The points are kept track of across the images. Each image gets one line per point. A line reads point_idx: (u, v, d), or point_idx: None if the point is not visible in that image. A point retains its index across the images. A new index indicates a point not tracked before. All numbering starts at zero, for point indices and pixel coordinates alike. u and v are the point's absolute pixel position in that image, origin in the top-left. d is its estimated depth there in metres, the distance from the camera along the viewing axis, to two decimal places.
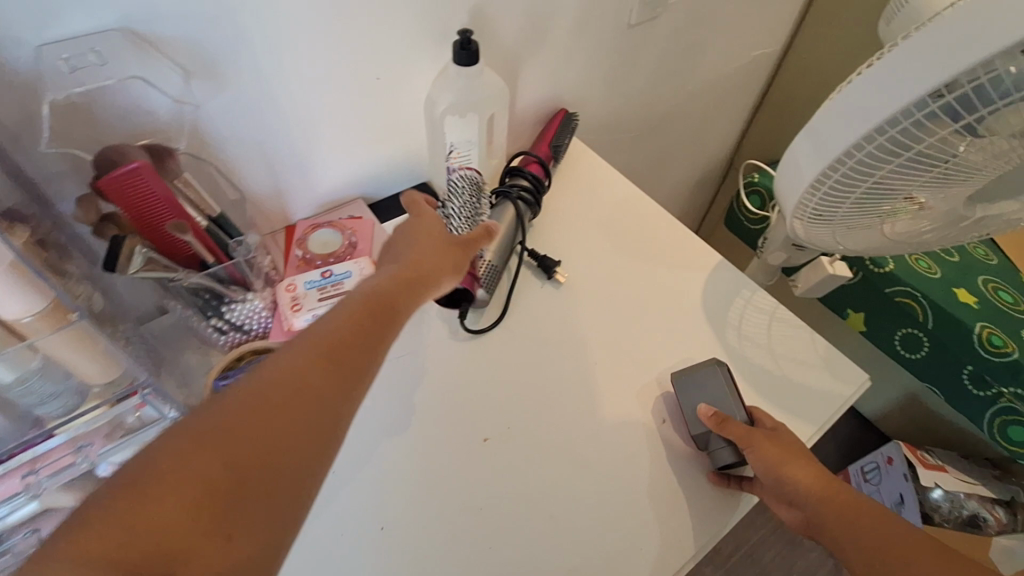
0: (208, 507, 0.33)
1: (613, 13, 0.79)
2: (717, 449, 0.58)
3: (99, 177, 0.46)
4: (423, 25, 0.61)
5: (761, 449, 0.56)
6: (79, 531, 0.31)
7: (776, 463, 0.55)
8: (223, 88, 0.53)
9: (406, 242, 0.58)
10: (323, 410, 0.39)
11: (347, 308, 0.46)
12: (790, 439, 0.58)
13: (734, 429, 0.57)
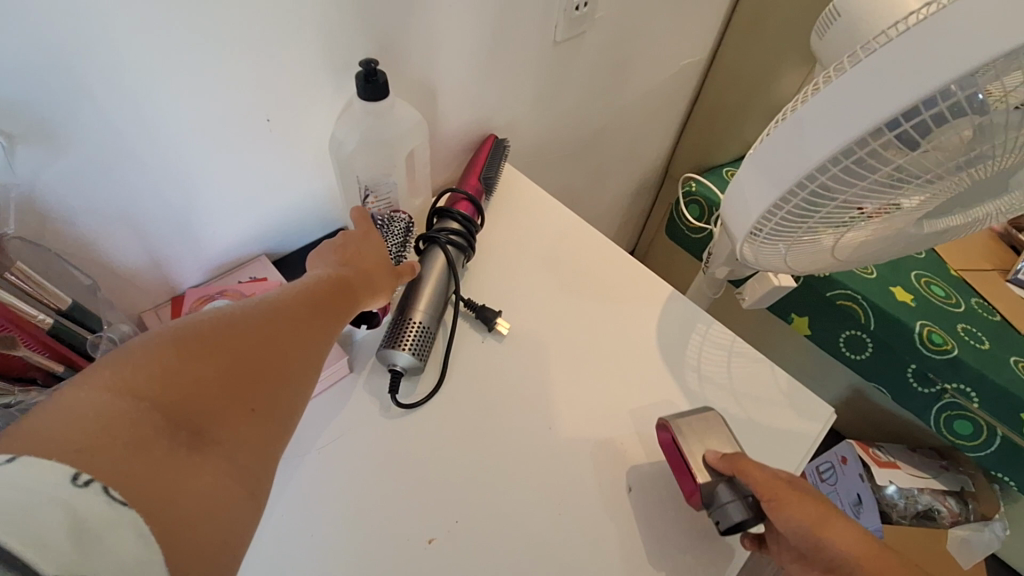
0: (181, 424, 0.32)
1: (536, 31, 0.72)
2: (727, 503, 0.50)
3: None
4: (317, 57, 0.52)
5: (790, 501, 0.49)
6: (57, 408, 0.29)
7: (807, 520, 0.48)
8: (59, 151, 0.42)
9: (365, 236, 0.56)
10: (298, 360, 0.40)
11: (319, 286, 0.46)
12: (802, 482, 0.51)
13: (760, 474, 0.50)
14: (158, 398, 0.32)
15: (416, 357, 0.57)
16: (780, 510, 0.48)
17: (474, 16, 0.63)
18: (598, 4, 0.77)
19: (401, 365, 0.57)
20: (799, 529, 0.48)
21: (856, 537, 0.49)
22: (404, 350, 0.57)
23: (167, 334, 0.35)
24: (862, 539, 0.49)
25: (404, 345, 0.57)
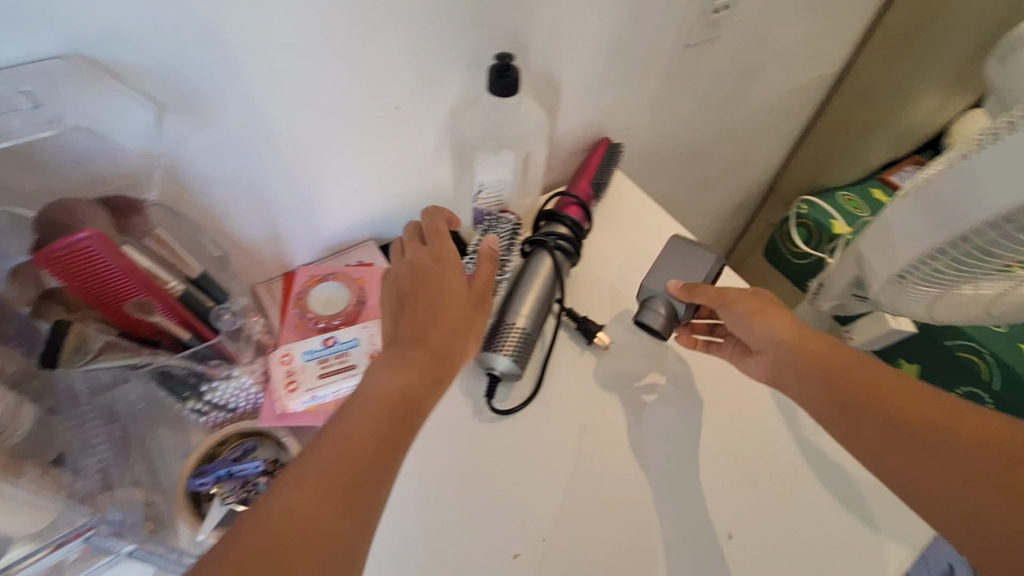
0: None
1: (671, 32, 0.68)
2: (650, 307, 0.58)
3: (41, 246, 0.36)
4: (455, 47, 0.51)
5: (733, 306, 0.54)
6: None
7: (750, 324, 0.53)
8: (208, 126, 0.43)
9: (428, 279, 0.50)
10: (372, 474, 0.37)
11: (380, 383, 0.42)
12: (767, 297, 0.56)
13: (707, 292, 0.55)
14: None
15: (515, 362, 0.55)
16: (731, 312, 0.54)
17: (613, 14, 0.60)
18: (739, 7, 0.72)
19: (499, 370, 0.55)
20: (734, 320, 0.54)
21: (850, 367, 0.48)
22: (503, 354, 0.55)
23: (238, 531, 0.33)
24: (803, 333, 0.52)
25: (504, 350, 0.55)
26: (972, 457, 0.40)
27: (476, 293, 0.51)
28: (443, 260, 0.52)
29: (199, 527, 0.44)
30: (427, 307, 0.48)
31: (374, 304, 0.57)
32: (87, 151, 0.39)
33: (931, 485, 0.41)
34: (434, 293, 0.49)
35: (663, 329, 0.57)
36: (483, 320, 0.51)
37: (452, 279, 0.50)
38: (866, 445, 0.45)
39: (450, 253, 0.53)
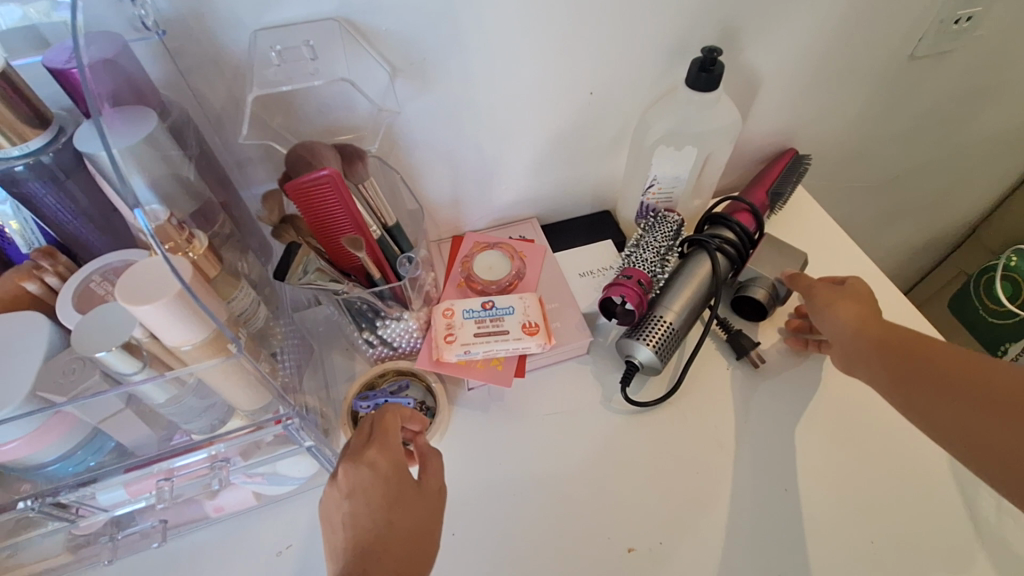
0: None
1: (897, 40, 0.61)
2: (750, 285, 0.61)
3: (289, 177, 0.42)
4: (661, 35, 0.50)
5: (809, 287, 0.53)
6: None
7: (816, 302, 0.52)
8: (427, 90, 0.47)
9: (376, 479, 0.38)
10: None
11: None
12: (861, 289, 0.51)
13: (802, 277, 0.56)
14: None
15: (657, 354, 0.54)
16: (829, 314, 0.50)
17: (833, 16, 0.55)
18: (986, 18, 0.63)
19: (639, 359, 0.54)
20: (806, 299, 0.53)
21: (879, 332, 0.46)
22: (647, 345, 0.54)
23: None
24: (866, 302, 0.50)
25: (649, 341, 0.54)
26: (1000, 409, 0.38)
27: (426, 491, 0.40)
28: (397, 450, 0.41)
29: None
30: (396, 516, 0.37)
31: (531, 279, 0.60)
32: (331, 101, 0.44)
33: (974, 434, 0.38)
34: (407, 509, 0.38)
35: (765, 304, 0.60)
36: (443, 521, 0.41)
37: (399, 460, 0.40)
38: (931, 420, 0.41)
39: (395, 439, 0.41)
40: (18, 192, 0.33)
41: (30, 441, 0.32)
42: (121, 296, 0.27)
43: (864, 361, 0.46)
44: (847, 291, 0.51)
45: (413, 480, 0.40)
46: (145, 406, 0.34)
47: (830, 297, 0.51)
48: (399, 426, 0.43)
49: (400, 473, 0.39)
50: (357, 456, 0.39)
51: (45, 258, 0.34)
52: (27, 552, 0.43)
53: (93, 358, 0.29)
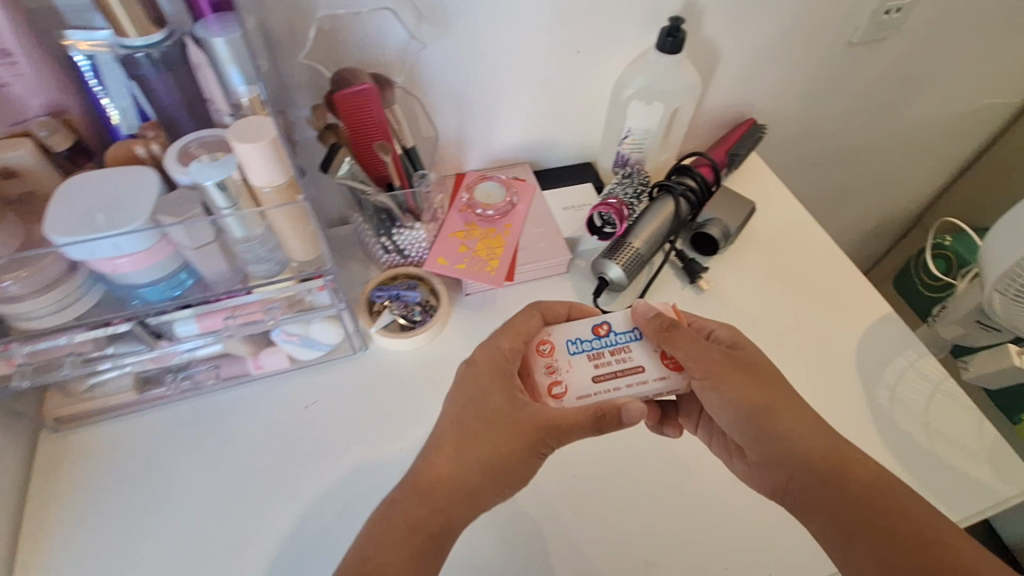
0: None
1: (834, 27, 0.73)
2: (706, 225, 0.71)
3: (334, 92, 0.53)
4: (638, 5, 0.62)
5: (730, 381, 0.46)
6: None
7: (730, 395, 0.46)
8: (446, 35, 0.58)
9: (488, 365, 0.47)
10: (441, 519, 0.44)
11: (462, 463, 0.44)
12: (746, 354, 0.49)
13: (686, 337, 0.47)
14: None
15: (625, 273, 0.65)
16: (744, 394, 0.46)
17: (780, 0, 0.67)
18: (911, 14, 0.75)
19: (610, 276, 0.65)
20: (744, 408, 0.46)
21: (788, 408, 0.46)
22: (617, 263, 0.65)
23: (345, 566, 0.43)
24: (771, 387, 0.47)
25: (619, 260, 0.65)
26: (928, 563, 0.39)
27: (536, 441, 0.44)
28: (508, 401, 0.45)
29: (372, 325, 0.61)
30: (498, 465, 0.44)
31: (522, 210, 0.70)
32: (367, 35, 0.55)
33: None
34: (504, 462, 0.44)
35: (718, 241, 0.70)
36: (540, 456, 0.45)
37: (485, 396, 0.46)
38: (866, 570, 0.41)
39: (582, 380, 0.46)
40: (136, 75, 0.43)
41: (137, 261, 0.42)
42: (232, 137, 0.38)
43: (804, 474, 0.44)
44: (756, 373, 0.48)
45: (527, 424, 0.44)
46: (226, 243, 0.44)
47: (746, 365, 0.47)
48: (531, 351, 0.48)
49: (558, 422, 0.44)
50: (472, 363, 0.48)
51: (151, 130, 0.45)
52: (104, 385, 0.54)
53: (200, 187, 0.40)
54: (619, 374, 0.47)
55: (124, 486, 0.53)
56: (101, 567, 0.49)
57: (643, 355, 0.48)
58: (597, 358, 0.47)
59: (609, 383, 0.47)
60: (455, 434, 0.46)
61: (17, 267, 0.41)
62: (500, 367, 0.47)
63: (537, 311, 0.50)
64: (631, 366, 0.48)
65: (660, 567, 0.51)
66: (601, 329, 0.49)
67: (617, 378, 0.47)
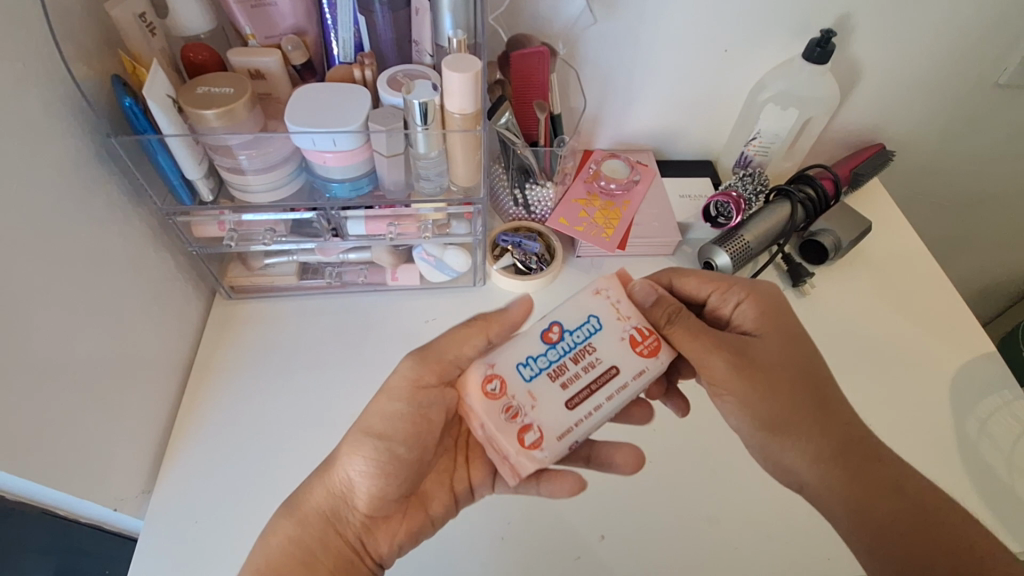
0: None
1: (981, 67, 0.72)
2: (818, 232, 0.73)
3: (509, 53, 0.62)
4: (788, 16, 0.66)
5: (734, 386, 0.48)
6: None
7: (734, 399, 0.48)
8: (611, 16, 0.64)
9: None
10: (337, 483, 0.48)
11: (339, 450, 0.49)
12: (756, 350, 0.49)
13: (684, 333, 0.46)
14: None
15: (732, 262, 0.68)
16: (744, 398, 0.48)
17: (935, 28, 0.68)
18: None
19: (716, 262, 0.69)
20: (754, 412, 0.48)
21: (788, 406, 0.48)
22: (726, 251, 0.68)
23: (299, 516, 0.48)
24: (774, 388, 0.48)
25: (728, 249, 0.68)
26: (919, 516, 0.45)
27: (403, 388, 0.48)
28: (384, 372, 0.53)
29: (494, 264, 0.69)
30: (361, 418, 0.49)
31: (641, 190, 0.76)
32: (545, 6, 0.63)
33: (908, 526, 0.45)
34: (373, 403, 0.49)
35: (828, 249, 0.72)
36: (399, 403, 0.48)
37: None
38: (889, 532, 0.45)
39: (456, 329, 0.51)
40: (369, 11, 0.52)
41: (339, 158, 0.52)
42: (446, 66, 0.48)
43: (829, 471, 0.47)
44: (765, 372, 0.48)
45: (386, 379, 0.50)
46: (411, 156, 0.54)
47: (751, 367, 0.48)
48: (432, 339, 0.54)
49: (418, 374, 0.48)
50: None
51: (368, 57, 0.53)
52: (276, 267, 0.65)
53: (407, 104, 0.49)
54: (595, 387, 0.43)
55: (272, 351, 0.64)
56: (253, 409, 0.60)
57: (606, 348, 0.44)
58: (557, 375, 0.43)
59: (585, 406, 0.43)
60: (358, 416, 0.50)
61: (252, 147, 0.51)
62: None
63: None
64: (596, 371, 0.44)
65: (719, 525, 0.55)
66: (555, 339, 0.44)
67: (592, 391, 0.43)
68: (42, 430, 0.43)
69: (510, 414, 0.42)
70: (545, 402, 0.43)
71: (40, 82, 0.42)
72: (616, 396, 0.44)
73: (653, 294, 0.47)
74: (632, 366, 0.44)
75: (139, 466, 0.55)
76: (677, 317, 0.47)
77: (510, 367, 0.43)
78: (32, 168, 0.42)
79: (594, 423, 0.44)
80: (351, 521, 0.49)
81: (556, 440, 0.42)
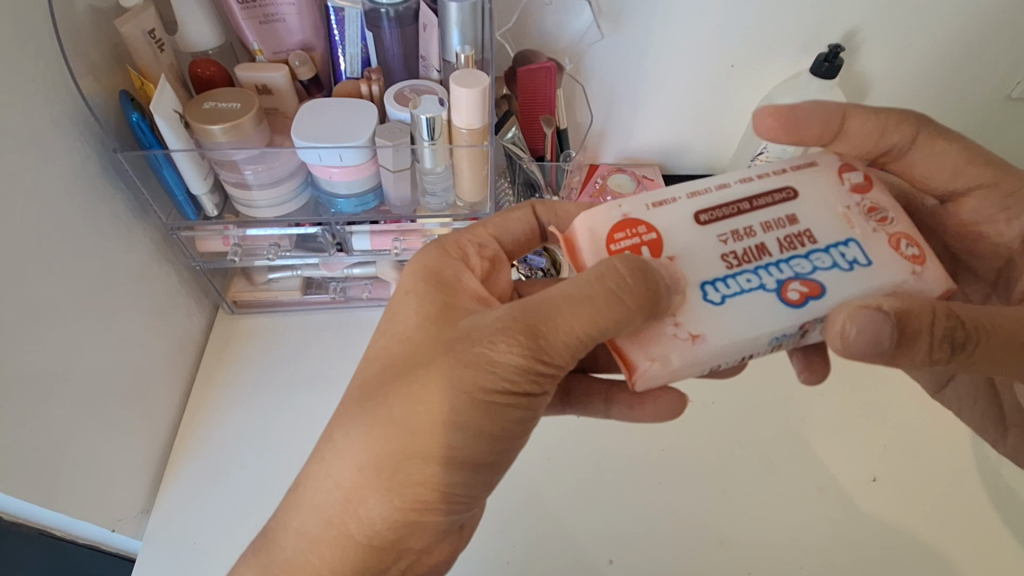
0: (391, 559, 0.38)
1: (994, 80, 0.71)
2: None
3: (516, 67, 0.62)
4: (795, 30, 0.65)
5: None
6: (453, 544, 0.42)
7: None
8: (618, 31, 0.64)
9: (409, 310, 0.39)
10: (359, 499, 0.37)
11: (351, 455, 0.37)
12: None
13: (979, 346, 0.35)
14: (384, 546, 0.37)
15: None
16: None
17: (944, 40, 0.67)
18: None
19: None
20: None
21: None
22: None
23: (314, 531, 0.38)
24: None
25: None
26: None
27: (487, 343, 0.35)
28: (432, 330, 0.38)
29: None
30: (387, 407, 0.37)
31: None
32: (552, 22, 0.64)
33: None
34: (401, 389, 0.36)
35: None
36: (489, 366, 0.35)
37: (406, 330, 0.39)
38: None
39: (552, 293, 0.35)
40: (376, 27, 0.52)
41: (345, 173, 0.52)
42: (454, 81, 0.48)
43: None
44: None
45: (457, 333, 0.36)
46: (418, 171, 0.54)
47: None
48: (467, 293, 0.39)
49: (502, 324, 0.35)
50: (434, 295, 0.39)
51: (375, 72, 0.53)
52: (281, 282, 0.65)
53: (414, 119, 0.49)
54: (742, 208, 0.37)
55: (274, 367, 0.63)
56: (254, 427, 0.59)
57: (707, 237, 0.37)
58: (793, 235, 0.36)
59: (749, 198, 0.38)
60: (407, 365, 0.37)
61: (258, 161, 0.51)
62: (397, 333, 0.39)
63: (419, 269, 0.41)
64: (726, 224, 0.37)
65: (730, 549, 0.54)
66: (788, 285, 0.35)
67: (739, 209, 0.37)
68: (39, 449, 0.42)
69: (869, 215, 0.37)
70: (813, 214, 0.37)
71: (48, 97, 0.42)
72: (710, 183, 0.38)
73: (889, 316, 0.33)
74: (685, 208, 0.38)
75: (139, 484, 0.54)
76: (971, 327, 0.35)
77: (857, 280, 0.36)
78: (38, 183, 0.41)
79: (729, 179, 0.39)
80: (383, 515, 0.36)
81: (830, 171, 0.39)
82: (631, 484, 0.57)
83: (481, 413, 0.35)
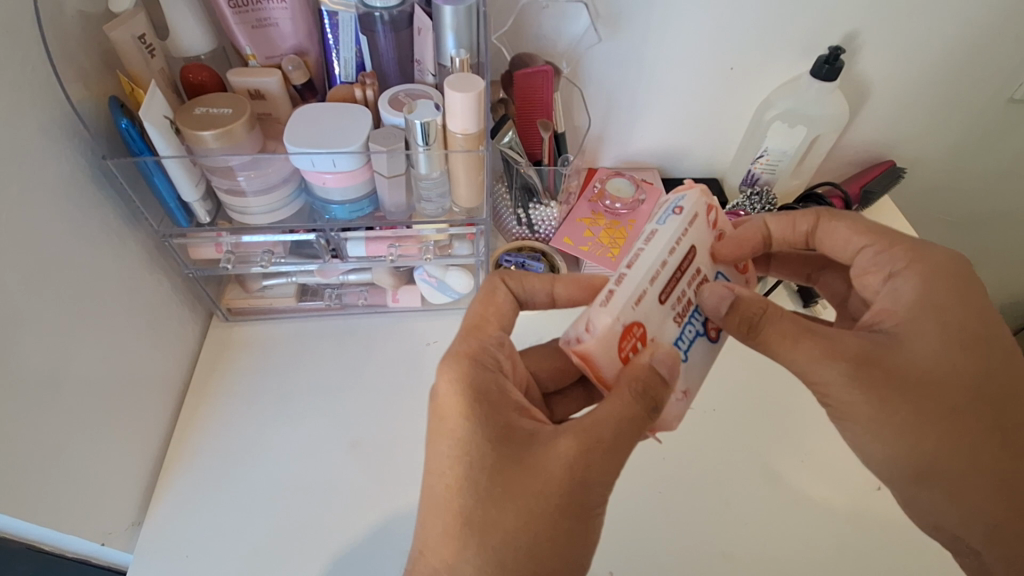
0: None
1: (997, 81, 0.70)
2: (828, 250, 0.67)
3: (512, 71, 0.62)
4: (796, 32, 0.65)
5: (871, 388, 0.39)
6: None
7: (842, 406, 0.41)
8: (616, 34, 0.64)
9: (458, 450, 0.37)
10: None
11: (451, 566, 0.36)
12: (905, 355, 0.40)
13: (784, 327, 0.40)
14: None
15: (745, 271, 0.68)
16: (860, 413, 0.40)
17: (946, 41, 0.67)
18: None
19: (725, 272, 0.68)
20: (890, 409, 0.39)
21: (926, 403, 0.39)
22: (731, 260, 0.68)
23: None
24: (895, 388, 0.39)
25: None
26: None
27: (572, 470, 0.36)
28: (501, 464, 0.37)
29: None
30: (490, 535, 0.36)
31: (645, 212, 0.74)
32: (549, 26, 0.63)
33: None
34: (498, 520, 0.36)
35: None
36: (579, 485, 0.36)
37: (470, 471, 0.37)
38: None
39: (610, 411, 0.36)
40: (370, 31, 0.51)
41: (339, 179, 0.51)
42: (448, 86, 0.47)
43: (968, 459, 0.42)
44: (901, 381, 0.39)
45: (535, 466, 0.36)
46: (413, 177, 0.53)
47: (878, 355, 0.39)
48: (506, 410, 0.38)
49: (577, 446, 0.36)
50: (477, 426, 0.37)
51: (369, 77, 0.52)
52: (275, 289, 0.64)
53: (409, 124, 0.48)
54: (678, 275, 0.39)
55: (270, 376, 0.62)
56: (250, 438, 0.58)
57: (665, 309, 0.38)
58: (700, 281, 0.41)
59: (676, 261, 0.38)
60: (497, 505, 0.36)
61: (251, 168, 0.50)
62: (464, 475, 0.37)
63: (452, 403, 0.38)
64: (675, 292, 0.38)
65: (734, 561, 0.53)
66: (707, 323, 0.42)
67: (676, 274, 0.38)
68: (26, 464, 0.41)
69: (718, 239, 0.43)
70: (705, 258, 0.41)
71: (36, 105, 0.41)
72: (642, 249, 0.37)
73: (732, 297, 0.40)
74: (650, 297, 0.37)
75: (131, 497, 0.53)
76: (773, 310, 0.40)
77: None
78: (26, 193, 0.41)
79: (654, 245, 0.38)
80: None
81: (704, 212, 0.41)
82: (633, 494, 0.56)
83: (589, 528, 0.37)
